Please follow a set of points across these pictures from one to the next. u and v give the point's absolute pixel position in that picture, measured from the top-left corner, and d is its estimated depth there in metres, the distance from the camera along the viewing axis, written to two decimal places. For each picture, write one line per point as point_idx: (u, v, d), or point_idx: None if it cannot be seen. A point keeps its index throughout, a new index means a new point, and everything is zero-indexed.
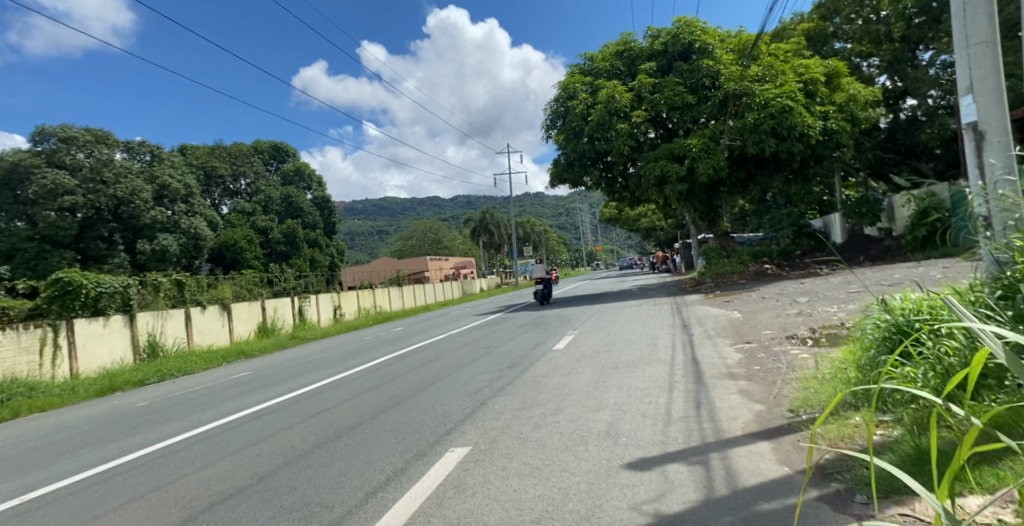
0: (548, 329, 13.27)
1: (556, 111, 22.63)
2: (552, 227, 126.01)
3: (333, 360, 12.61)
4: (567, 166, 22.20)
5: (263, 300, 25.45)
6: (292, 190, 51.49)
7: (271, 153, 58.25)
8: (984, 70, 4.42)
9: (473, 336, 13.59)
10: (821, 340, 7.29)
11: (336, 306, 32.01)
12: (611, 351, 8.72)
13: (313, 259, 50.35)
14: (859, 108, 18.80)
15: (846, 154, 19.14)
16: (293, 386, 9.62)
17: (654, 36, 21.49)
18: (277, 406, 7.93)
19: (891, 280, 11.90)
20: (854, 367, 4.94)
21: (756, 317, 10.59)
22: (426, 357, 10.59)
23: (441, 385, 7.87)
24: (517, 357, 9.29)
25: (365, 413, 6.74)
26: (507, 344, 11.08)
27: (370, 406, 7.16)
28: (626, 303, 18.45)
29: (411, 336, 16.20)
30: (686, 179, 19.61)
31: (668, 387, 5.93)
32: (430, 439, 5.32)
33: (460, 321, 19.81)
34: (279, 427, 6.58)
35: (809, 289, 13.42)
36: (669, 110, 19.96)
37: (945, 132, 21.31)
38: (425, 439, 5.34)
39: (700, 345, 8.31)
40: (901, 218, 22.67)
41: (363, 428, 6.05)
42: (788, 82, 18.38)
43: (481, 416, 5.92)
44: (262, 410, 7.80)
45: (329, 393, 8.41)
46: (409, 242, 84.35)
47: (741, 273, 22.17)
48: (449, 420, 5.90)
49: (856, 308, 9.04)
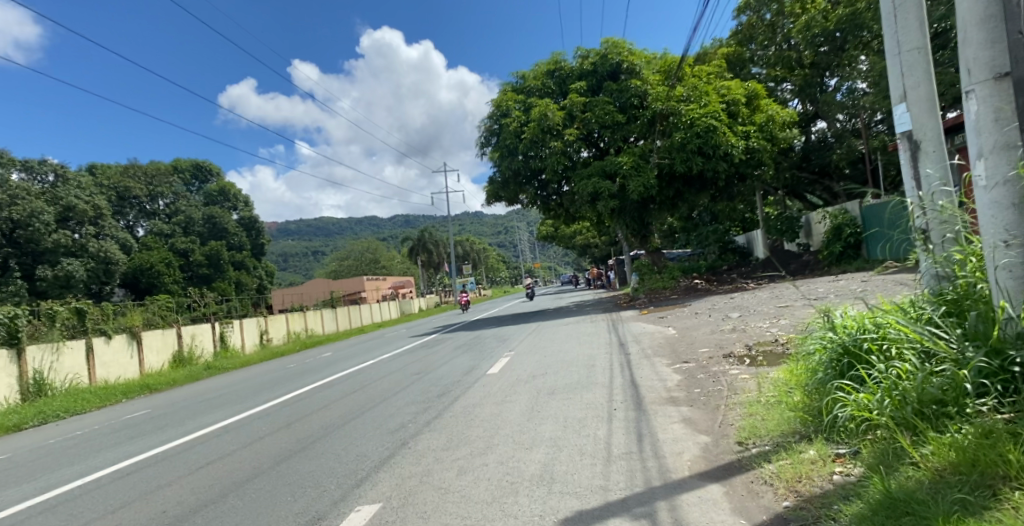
0: (485, 350, 12.58)
1: (490, 128, 22.39)
2: (491, 246, 125.85)
3: (246, 392, 11.24)
4: (502, 184, 22.14)
5: (178, 327, 23.11)
6: (216, 210, 47.88)
7: (192, 172, 54.42)
8: (916, 78, 4.32)
9: (407, 360, 12.59)
10: (758, 358, 7.06)
11: (262, 332, 29.71)
12: (546, 375, 8.12)
13: (238, 282, 46.88)
14: (778, 127, 19.74)
15: (768, 171, 20.01)
16: (194, 427, 8.33)
17: (583, 56, 21.70)
18: (165, 455, 6.71)
19: (815, 294, 12.16)
20: (798, 391, 4.65)
21: (691, 334, 10.37)
22: (352, 385, 9.56)
23: (362, 419, 6.94)
24: (450, 383, 8.49)
25: (267, 461, 5.73)
26: (442, 368, 10.24)
27: (274, 451, 6.13)
28: (564, 321, 18.12)
29: (340, 362, 14.92)
30: (618, 196, 19.72)
31: (607, 417, 5.35)
32: (334, 495, 4.43)
33: (394, 344, 18.67)
34: (157, 484, 5.44)
35: (741, 304, 13.51)
36: (600, 128, 20.16)
37: (853, 153, 23.12)
38: (328, 495, 4.45)
39: (637, 367, 7.86)
40: (818, 234, 23.97)
41: (258, 482, 5.06)
42: (711, 102, 18.97)
43: (400, 460, 5.11)
44: (145, 460, 6.56)
45: (232, 434, 7.25)
46: (343, 263, 81.50)
47: (674, 288, 22.43)
48: (362, 468, 5.03)
49: (788, 324, 9.00)
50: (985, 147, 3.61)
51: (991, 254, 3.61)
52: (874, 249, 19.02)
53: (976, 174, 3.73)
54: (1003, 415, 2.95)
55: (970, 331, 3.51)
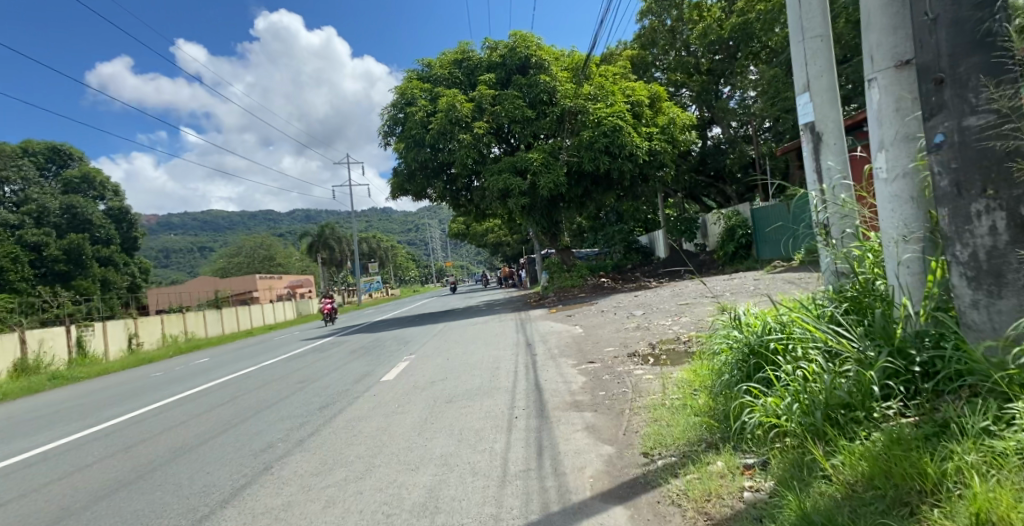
0: (384, 354, 11.62)
1: (395, 117, 21.24)
2: (400, 243, 122.49)
3: (93, 402, 9.41)
4: (408, 177, 21.10)
5: (20, 332, 19.51)
6: (77, 200, 41.56)
7: (49, 156, 46.92)
8: (820, 66, 4.25)
9: (295, 365, 11.34)
10: (661, 357, 6.91)
11: (131, 336, 26.09)
12: (447, 380, 7.44)
13: (105, 280, 40.87)
14: (678, 130, 20.52)
15: (669, 173, 20.75)
16: (8, 439, 6.49)
17: (491, 48, 21.24)
18: None
19: (712, 292, 12.56)
20: (704, 394, 4.40)
21: (596, 332, 10.20)
22: (229, 395, 8.16)
23: (240, 427, 5.76)
24: (338, 390, 7.56)
25: (105, 473, 4.42)
26: (332, 375, 9.17)
27: (117, 462, 4.79)
28: (472, 320, 17.53)
29: (217, 369, 13.14)
30: (529, 193, 19.48)
31: (506, 427, 4.76)
32: (191, 518, 3.32)
33: (286, 348, 16.94)
34: None
35: (644, 302, 13.69)
36: (510, 123, 19.84)
37: (743, 158, 24.76)
38: (184, 517, 3.34)
39: (542, 368, 7.44)
40: (713, 235, 25.42)
41: (84, 499, 3.79)
42: (617, 103, 19.30)
43: (266, 481, 3.87)
44: None
45: (59, 446, 5.66)
46: (237, 260, 75.19)
47: (581, 287, 22.64)
48: (238, 477, 3.97)
49: (689, 322, 9.06)
50: (885, 138, 3.52)
51: (892, 250, 3.52)
52: (762, 250, 20.34)
53: (876, 167, 3.65)
54: (908, 419, 2.79)
55: (872, 328, 3.37)
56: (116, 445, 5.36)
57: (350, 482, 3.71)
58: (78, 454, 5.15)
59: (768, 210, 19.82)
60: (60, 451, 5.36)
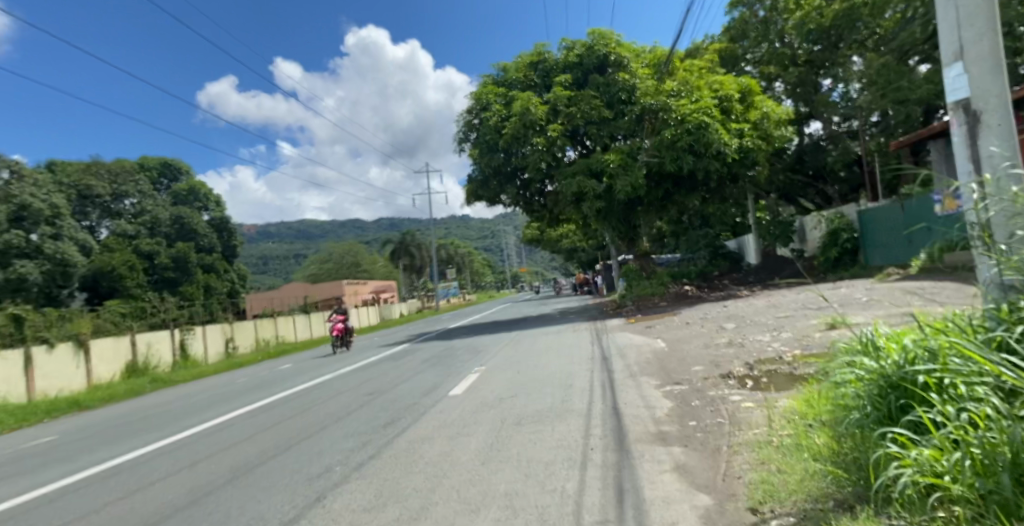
0: (455, 365, 11.38)
1: (468, 122, 21.28)
2: (475, 250, 124.71)
3: (182, 408, 9.93)
4: (482, 183, 21.05)
5: (132, 335, 21.54)
6: (184, 210, 45.85)
7: (160, 170, 52.34)
8: (979, 30, 3.39)
9: (368, 376, 11.38)
10: (762, 381, 6.05)
11: (227, 339, 28.06)
12: (516, 399, 6.97)
13: (209, 285, 44.66)
14: (773, 126, 18.99)
15: (760, 172, 19.19)
16: (96, 446, 6.82)
17: (568, 48, 20.72)
18: (43, 480, 5.26)
19: (814, 305, 11.23)
20: (826, 433, 3.59)
21: (681, 348, 9.33)
22: (299, 407, 8.25)
23: (301, 446, 5.70)
24: (404, 407, 7.35)
25: (166, 494, 4.41)
26: (399, 388, 9.02)
27: (180, 480, 4.81)
28: (544, 329, 17.10)
29: (296, 377, 13.55)
30: (604, 197, 18.79)
31: (579, 462, 4.21)
32: None
33: (362, 354, 17.37)
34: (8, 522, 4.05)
35: (734, 313, 12.54)
36: (585, 124, 19.38)
37: (848, 155, 22.37)
38: None
39: (622, 389, 6.78)
40: (812, 239, 23.27)
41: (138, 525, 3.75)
42: (703, 98, 18.08)
43: (317, 514, 3.62)
44: (12, 488, 5.12)
45: (134, 458, 5.83)
46: (325, 266, 79.98)
47: (661, 295, 21.49)
48: (287, 509, 3.77)
49: (792, 339, 8.01)
50: None
51: None
52: (872, 256, 18.27)
53: None
54: None
55: None
56: (186, 462, 5.45)
57: (403, 524, 3.32)
58: (144, 471, 5.22)
59: (880, 210, 17.69)
60: (131, 466, 5.49)
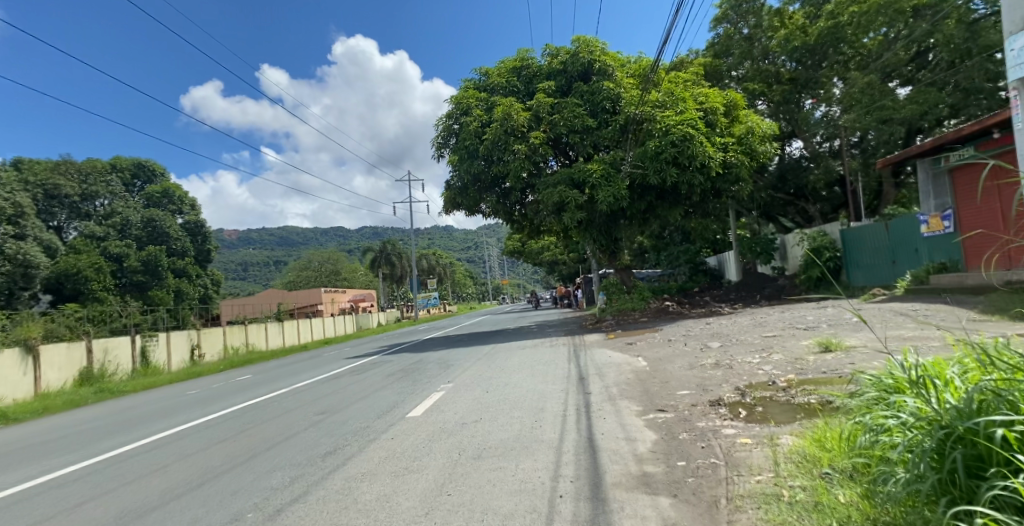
0: (420, 380, 10.52)
1: (448, 126, 20.56)
2: (459, 260, 123.92)
3: (109, 425, 8.87)
4: (461, 190, 20.30)
5: (88, 341, 20.11)
6: (157, 213, 43.89)
7: (135, 172, 50.48)
8: None
9: (325, 391, 10.46)
10: (757, 411, 5.31)
11: (193, 347, 26.60)
12: (480, 425, 6.14)
13: (178, 290, 42.75)
14: (757, 140, 18.43)
15: (744, 188, 18.73)
16: None
17: (552, 55, 20.18)
18: None
19: (803, 325, 10.64)
20: (858, 493, 2.81)
21: (664, 369, 8.54)
22: (236, 428, 7.32)
23: (218, 482, 4.82)
24: (351, 431, 6.49)
25: None
26: (353, 408, 8.12)
27: None
28: (521, 343, 16.36)
29: (249, 390, 12.54)
30: (587, 207, 18.23)
31: (544, 516, 3.38)
32: None
33: (327, 366, 16.34)
34: None
35: (718, 331, 11.90)
36: (568, 133, 18.70)
37: (830, 174, 22.04)
38: None
39: (597, 415, 5.98)
40: (793, 258, 22.96)
41: None
42: (687, 110, 17.51)
43: None
44: None
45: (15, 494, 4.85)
46: (303, 273, 78.29)
47: (642, 310, 20.84)
48: None
49: (785, 363, 7.31)
50: None
51: None
52: (854, 276, 18.03)
53: None
54: None
55: None
56: (71, 502, 4.50)
57: None
58: (15, 514, 4.28)
59: (864, 230, 17.29)
60: (5, 505, 4.53)
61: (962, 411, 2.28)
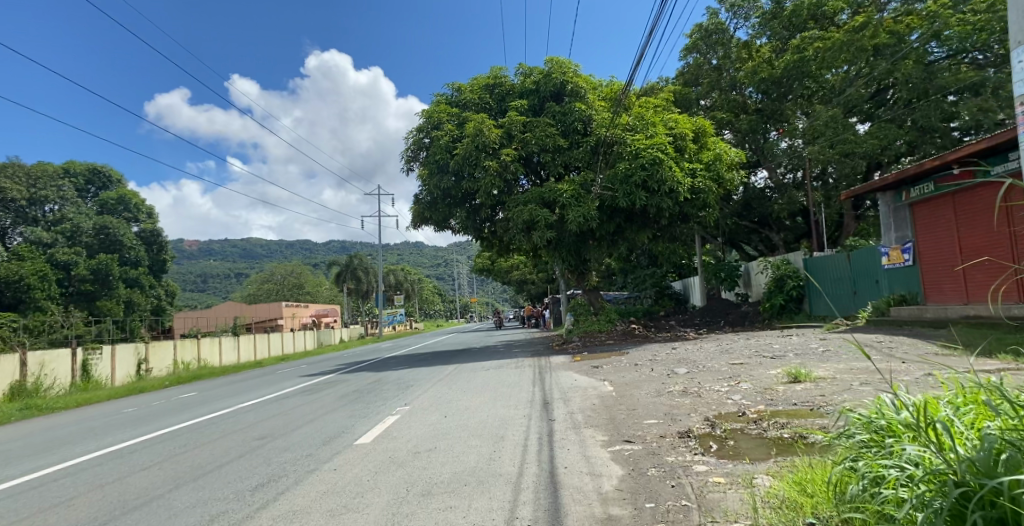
0: (375, 402, 9.94)
1: (418, 140, 20.17)
2: (427, 277, 122.52)
3: (21, 448, 7.96)
4: (430, 205, 19.89)
5: (23, 353, 18.59)
6: (110, 220, 41.74)
7: (87, 177, 48.09)
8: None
9: (271, 412, 9.77)
10: (727, 444, 5.00)
11: (140, 361, 24.98)
12: (433, 454, 5.65)
13: (128, 301, 40.53)
14: (724, 167, 18.64)
15: (711, 215, 18.86)
16: None
17: (526, 74, 20.15)
18: None
19: (769, 354, 10.52)
20: None
21: (630, 395, 8.22)
22: (163, 454, 6.63)
23: (129, 518, 4.21)
24: (290, 460, 5.92)
25: None
26: (297, 432, 7.53)
27: None
28: (485, 363, 15.88)
29: (190, 409, 11.65)
30: (556, 227, 18.07)
31: None
32: None
33: (280, 384, 15.46)
34: None
35: (685, 357, 11.71)
36: (539, 151, 18.56)
37: (793, 205, 22.15)
38: None
39: (561, 446, 5.58)
40: (756, 284, 23.29)
41: None
42: (657, 134, 17.57)
43: None
44: None
45: None
46: (265, 286, 75.83)
47: (609, 332, 20.67)
48: None
49: (754, 393, 7.07)
50: None
51: None
52: (816, 305, 18.35)
53: None
54: None
55: None
56: None
57: None
58: None
59: (826, 259, 17.62)
60: None
61: (978, 466, 1.99)
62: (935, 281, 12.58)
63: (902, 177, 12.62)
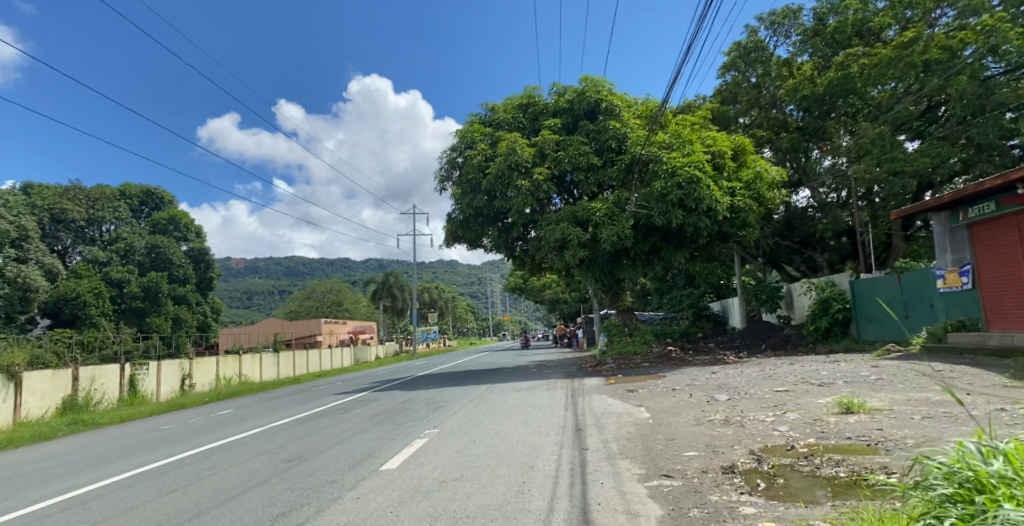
0: (403, 423, 9.81)
1: (452, 159, 20.35)
2: (460, 295, 123.21)
3: (61, 466, 8.14)
4: (462, 223, 19.97)
5: (75, 368, 19.39)
6: (161, 239, 43.71)
7: (141, 198, 50.61)
8: None
9: (301, 432, 9.76)
10: (777, 483, 4.60)
11: (184, 377, 25.73)
12: (459, 485, 5.42)
13: (174, 317, 42.07)
14: (766, 186, 18.02)
15: (752, 234, 18.21)
16: None
17: (559, 93, 20.13)
18: None
19: (818, 381, 9.88)
20: None
21: (668, 424, 7.81)
22: (192, 477, 6.63)
23: None
24: (314, 486, 5.81)
25: None
26: (324, 455, 7.44)
27: None
28: (517, 385, 15.56)
29: (223, 427, 11.79)
30: (589, 246, 17.80)
31: None
32: None
33: (313, 402, 15.57)
34: None
35: (727, 383, 11.16)
36: (572, 169, 18.41)
37: (839, 224, 21.19)
38: None
39: (594, 479, 5.27)
40: (800, 307, 22.26)
41: None
42: (695, 152, 17.13)
43: None
44: None
45: None
46: (304, 303, 77.67)
47: (645, 354, 20.08)
48: None
49: (804, 426, 6.57)
50: None
51: None
52: (864, 329, 17.27)
53: None
54: None
55: None
56: None
57: None
58: None
59: (875, 281, 16.66)
60: None
61: None
62: (999, 306, 11.66)
63: (960, 196, 11.78)
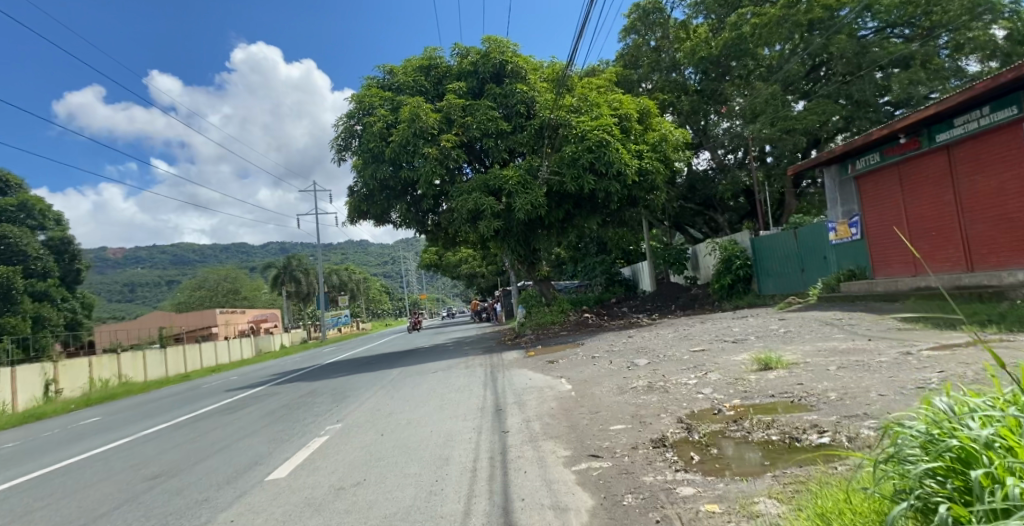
0: (303, 419, 8.69)
1: (350, 128, 18.67)
2: (374, 276, 119.00)
3: None
4: (367, 197, 18.49)
5: None
6: (10, 228, 37.27)
7: None
8: None
9: (180, 438, 8.33)
10: (711, 454, 4.21)
11: (49, 382, 22.18)
12: (359, 491, 4.58)
13: (36, 317, 36.30)
14: (671, 148, 18.27)
15: (660, 197, 18.46)
16: None
17: (462, 54, 18.97)
18: None
19: (730, 337, 10.04)
20: None
21: (591, 395, 7.40)
22: (15, 512, 5.20)
23: None
24: (178, 510, 4.67)
25: None
26: (201, 466, 6.26)
27: None
28: (433, 364, 14.68)
29: (84, 439, 9.93)
30: (502, 216, 17.15)
31: None
32: None
33: (203, 400, 13.76)
34: None
35: (645, 346, 11.07)
36: (481, 137, 17.52)
37: (736, 185, 22.11)
38: None
39: (517, 469, 4.65)
40: (704, 267, 23.24)
41: None
42: (603, 116, 16.91)
43: None
44: None
45: None
46: (198, 293, 70.92)
47: (563, 323, 20.03)
48: None
49: (726, 385, 6.37)
50: None
51: None
52: (764, 284, 18.28)
53: None
54: None
55: None
56: None
57: None
58: None
59: (772, 239, 17.59)
60: None
61: None
62: (882, 255, 12.57)
63: (845, 149, 12.35)
